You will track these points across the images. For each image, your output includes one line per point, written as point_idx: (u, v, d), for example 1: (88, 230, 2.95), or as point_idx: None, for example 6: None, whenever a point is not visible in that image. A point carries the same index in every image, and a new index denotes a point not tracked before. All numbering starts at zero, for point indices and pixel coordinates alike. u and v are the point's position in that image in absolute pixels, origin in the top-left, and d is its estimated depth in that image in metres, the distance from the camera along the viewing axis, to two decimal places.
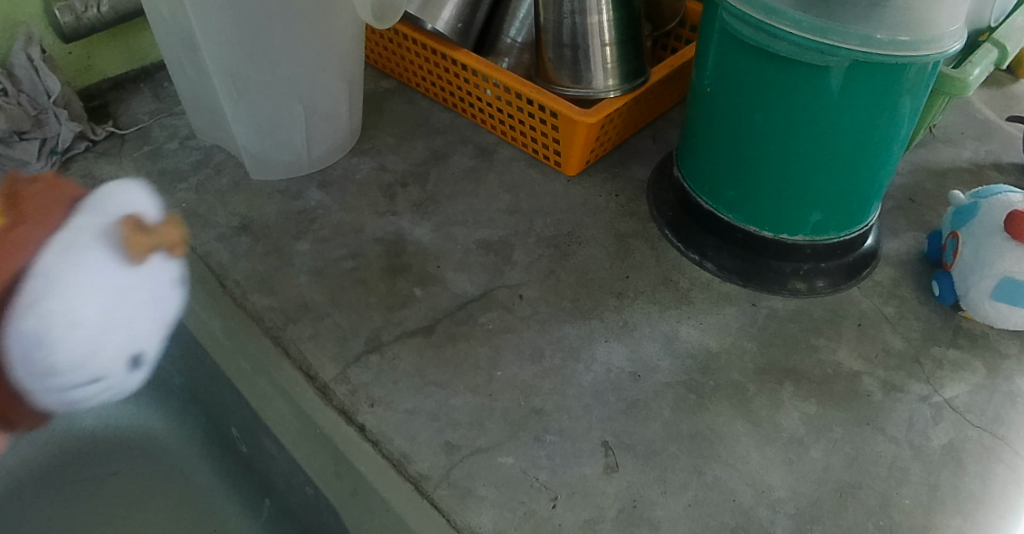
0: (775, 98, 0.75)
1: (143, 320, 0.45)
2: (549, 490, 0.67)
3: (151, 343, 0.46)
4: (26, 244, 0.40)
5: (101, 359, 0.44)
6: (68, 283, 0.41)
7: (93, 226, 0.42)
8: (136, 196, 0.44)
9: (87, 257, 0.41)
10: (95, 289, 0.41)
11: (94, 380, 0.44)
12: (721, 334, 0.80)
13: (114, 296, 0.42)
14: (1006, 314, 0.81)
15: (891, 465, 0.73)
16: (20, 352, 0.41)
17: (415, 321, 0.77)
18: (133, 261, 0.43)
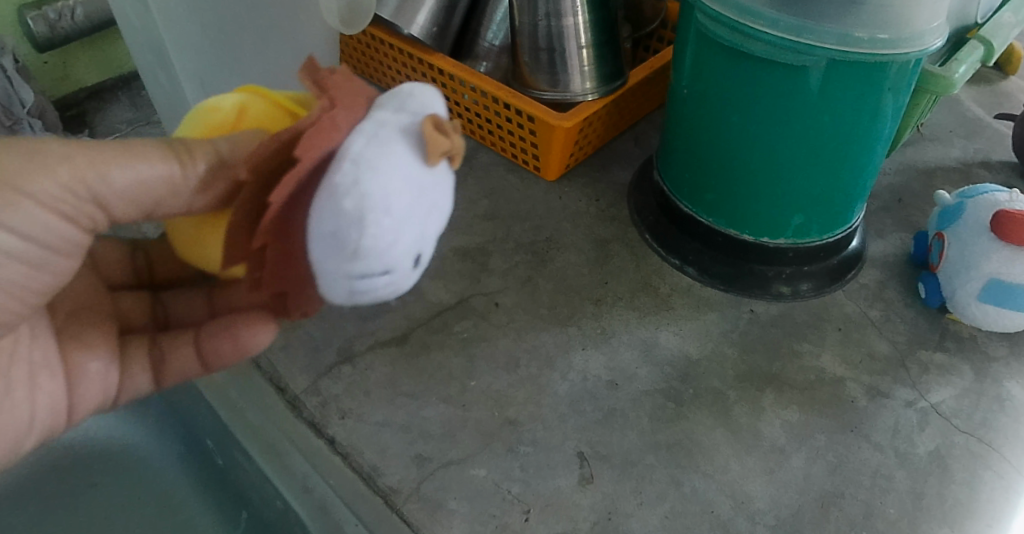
0: (753, 99, 0.73)
1: (411, 207, 0.41)
2: (522, 503, 0.66)
3: (429, 242, 0.45)
4: (339, 125, 0.41)
5: (379, 245, 0.41)
6: (375, 166, 0.40)
7: (399, 124, 0.42)
8: (432, 99, 0.44)
9: (390, 147, 0.41)
10: (395, 170, 0.40)
11: (380, 273, 0.42)
12: (701, 340, 0.79)
13: (412, 180, 0.41)
14: (993, 316, 0.80)
15: (874, 473, 0.71)
16: (322, 231, 0.41)
17: (388, 330, 0.76)
18: (431, 157, 0.42)
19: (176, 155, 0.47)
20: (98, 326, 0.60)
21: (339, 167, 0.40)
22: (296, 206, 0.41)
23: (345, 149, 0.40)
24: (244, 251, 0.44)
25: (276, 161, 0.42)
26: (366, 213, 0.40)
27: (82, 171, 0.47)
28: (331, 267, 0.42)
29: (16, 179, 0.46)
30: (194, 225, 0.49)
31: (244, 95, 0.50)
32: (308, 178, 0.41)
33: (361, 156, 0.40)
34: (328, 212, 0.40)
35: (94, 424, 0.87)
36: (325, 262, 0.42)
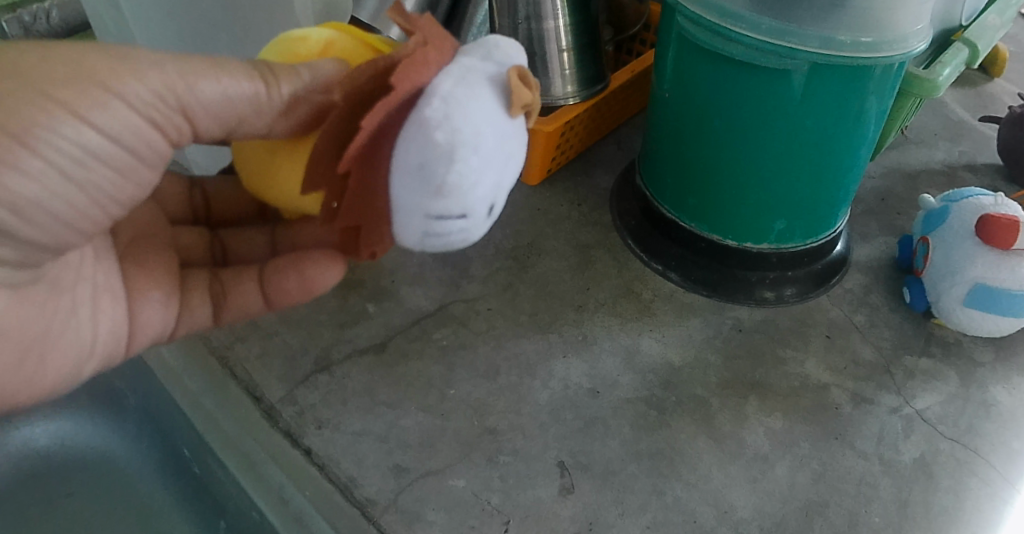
0: (735, 103, 0.72)
1: (497, 151, 0.42)
2: (501, 514, 0.65)
3: (504, 193, 0.45)
4: (430, 63, 0.41)
5: (465, 185, 0.41)
6: (464, 105, 0.40)
7: (487, 69, 0.43)
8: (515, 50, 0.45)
9: (478, 90, 0.41)
10: (484, 112, 0.41)
11: (458, 215, 0.42)
12: (684, 347, 0.78)
13: (498, 124, 0.41)
14: (977, 321, 0.79)
15: (859, 481, 0.71)
16: (408, 164, 0.41)
17: (366, 338, 0.75)
18: (515, 104, 0.42)
19: (263, 75, 0.45)
20: (156, 251, 0.60)
21: (428, 103, 0.40)
22: (384, 135, 0.41)
23: (434, 87, 0.41)
24: (326, 183, 0.44)
25: (368, 92, 0.42)
26: (455, 150, 0.40)
27: (172, 78, 0.46)
28: (412, 202, 0.42)
29: (108, 78, 0.45)
30: (268, 153, 0.47)
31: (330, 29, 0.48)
32: (399, 108, 0.41)
33: (452, 94, 0.40)
34: (415, 146, 0.40)
35: (70, 431, 0.86)
36: (407, 198, 0.42)
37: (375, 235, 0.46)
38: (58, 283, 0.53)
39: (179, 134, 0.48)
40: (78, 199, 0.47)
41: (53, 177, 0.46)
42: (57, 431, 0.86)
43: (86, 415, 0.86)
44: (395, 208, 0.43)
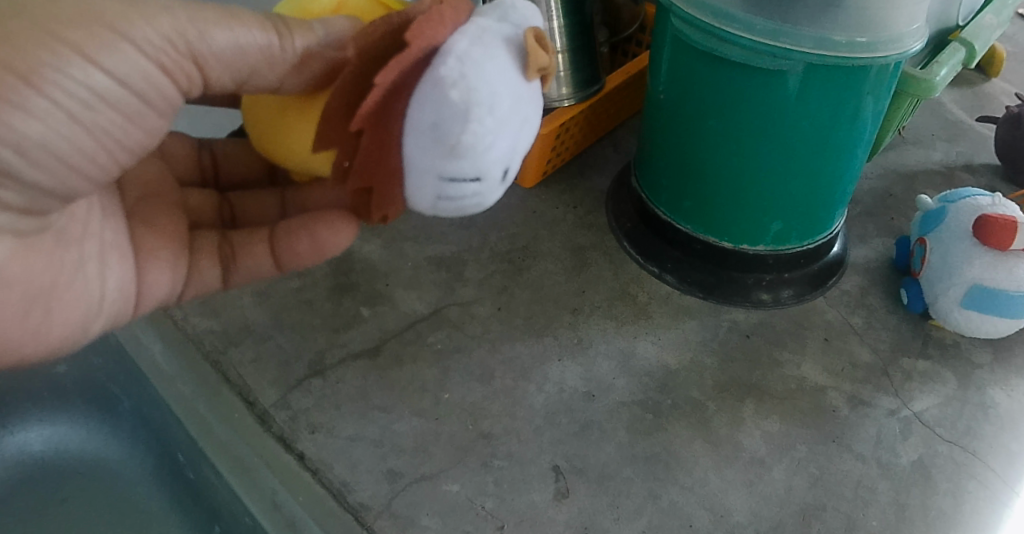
0: (730, 104, 0.72)
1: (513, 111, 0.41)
2: (495, 519, 0.64)
3: (518, 158, 0.44)
4: (446, 21, 0.40)
5: (479, 148, 0.40)
6: (479, 65, 0.39)
7: (504, 30, 0.42)
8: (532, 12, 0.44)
9: (494, 51, 0.40)
10: (501, 74, 0.40)
11: (472, 179, 0.42)
12: (680, 350, 0.77)
13: (514, 86, 0.41)
14: (976, 322, 0.79)
15: (856, 484, 0.70)
16: (421, 124, 0.40)
17: (360, 342, 0.74)
18: (532, 66, 0.41)
19: (275, 28, 0.45)
20: (166, 211, 0.57)
21: (443, 63, 0.39)
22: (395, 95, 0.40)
23: (450, 47, 0.40)
24: (339, 140, 0.42)
25: (381, 49, 0.41)
26: (469, 112, 0.39)
27: (182, 24, 0.44)
28: (425, 163, 0.41)
29: (117, 20, 0.43)
30: (278, 110, 0.46)
31: None
32: (413, 65, 0.40)
33: (467, 54, 0.39)
34: (430, 106, 0.39)
35: (67, 436, 0.86)
36: (419, 159, 0.41)
37: (385, 197, 0.45)
38: (66, 235, 0.50)
39: (192, 74, 0.45)
40: (85, 145, 0.44)
41: (59, 121, 0.43)
42: (53, 437, 0.86)
43: (83, 420, 0.86)
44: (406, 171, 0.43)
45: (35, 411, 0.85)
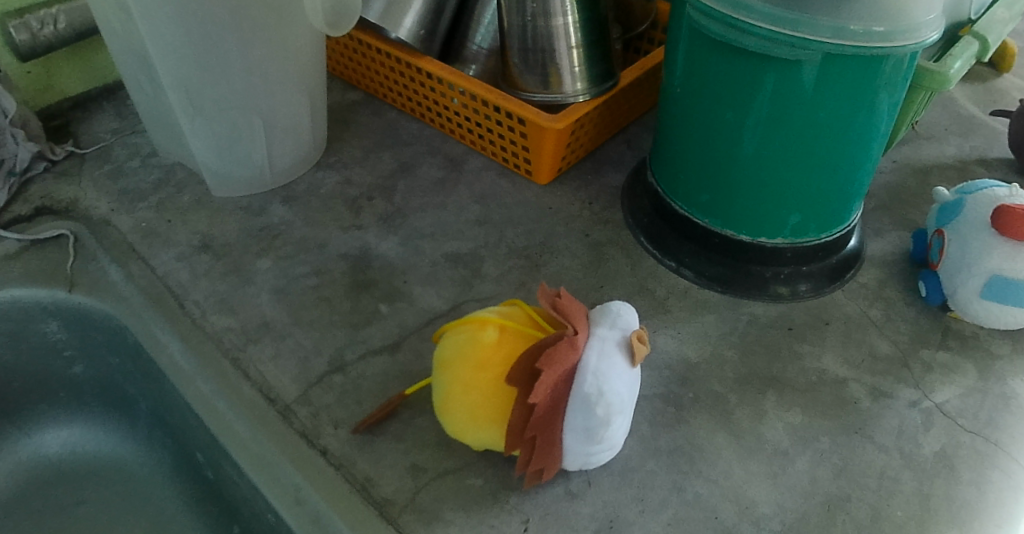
0: (748, 95, 0.72)
1: (631, 401, 0.63)
2: (520, 512, 0.64)
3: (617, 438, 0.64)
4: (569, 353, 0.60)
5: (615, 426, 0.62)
6: (607, 377, 0.61)
7: (614, 337, 0.63)
8: (629, 314, 0.66)
9: (614, 360, 0.62)
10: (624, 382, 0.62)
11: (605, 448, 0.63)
12: (699, 343, 0.77)
13: (628, 378, 0.63)
14: (996, 313, 0.79)
15: (880, 474, 0.70)
16: (576, 426, 0.61)
17: (380, 339, 0.74)
18: (634, 358, 0.64)
19: None
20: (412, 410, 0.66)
21: (583, 377, 0.60)
22: (554, 407, 0.60)
23: (583, 373, 0.60)
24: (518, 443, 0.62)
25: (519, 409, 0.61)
26: (611, 414, 0.61)
27: None
28: (577, 448, 0.62)
29: None
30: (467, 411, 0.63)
31: (495, 326, 0.63)
32: (552, 406, 0.60)
33: (601, 370, 0.60)
34: (581, 411, 0.60)
35: (82, 438, 0.88)
36: (573, 448, 0.62)
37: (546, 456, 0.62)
38: None
39: None
40: None
41: None
42: (68, 440, 0.87)
43: (98, 422, 0.87)
44: (562, 456, 0.63)
45: (49, 414, 0.87)
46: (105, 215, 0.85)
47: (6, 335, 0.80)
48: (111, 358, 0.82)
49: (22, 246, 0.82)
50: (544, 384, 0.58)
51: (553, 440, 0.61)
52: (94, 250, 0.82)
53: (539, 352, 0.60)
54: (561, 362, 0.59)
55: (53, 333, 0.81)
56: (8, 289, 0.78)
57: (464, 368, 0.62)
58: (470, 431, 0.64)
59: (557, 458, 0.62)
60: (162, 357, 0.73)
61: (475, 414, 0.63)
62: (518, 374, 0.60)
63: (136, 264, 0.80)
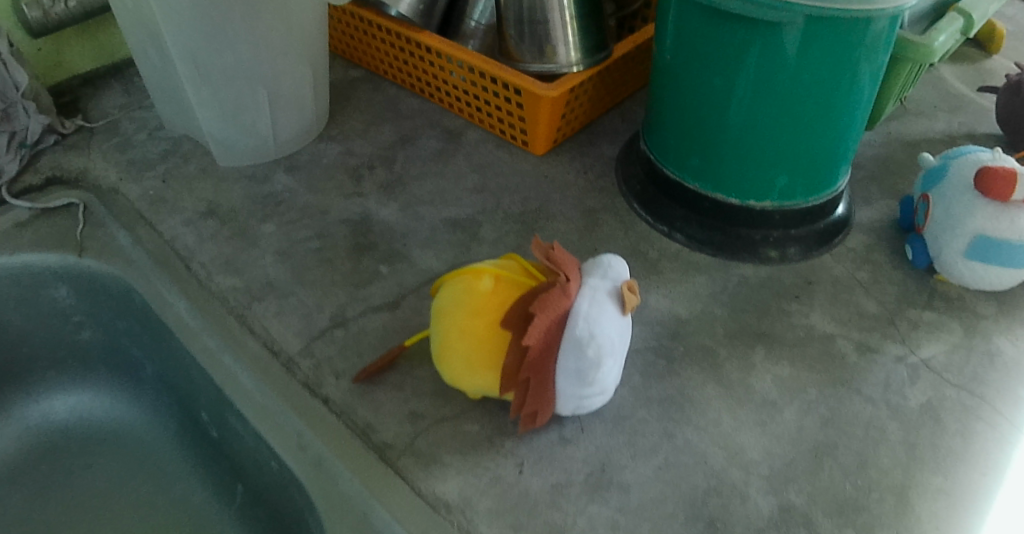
0: (734, 59, 0.74)
1: (621, 346, 0.65)
2: (515, 456, 0.66)
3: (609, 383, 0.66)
4: (562, 300, 0.62)
5: (605, 369, 0.64)
6: (598, 322, 0.63)
7: (606, 286, 0.65)
8: (621, 266, 0.68)
9: (605, 307, 0.64)
10: (614, 328, 0.64)
11: (598, 392, 0.66)
12: (691, 302, 0.79)
13: (619, 325, 0.65)
14: (980, 272, 0.81)
15: (867, 424, 0.72)
16: (568, 369, 0.63)
17: (380, 296, 0.76)
18: (625, 307, 0.66)
19: None
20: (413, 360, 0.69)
21: (575, 322, 0.62)
22: (547, 351, 0.63)
23: (575, 318, 0.62)
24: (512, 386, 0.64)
25: (513, 354, 0.63)
26: (602, 356, 0.63)
27: None
28: (570, 391, 0.65)
29: None
30: (464, 360, 0.65)
31: (491, 276, 0.65)
32: (545, 350, 0.62)
33: (592, 315, 0.62)
34: (573, 354, 0.62)
35: (89, 404, 0.89)
36: (566, 391, 0.64)
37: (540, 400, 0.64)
38: None
39: None
40: None
41: None
42: (76, 406, 0.89)
43: (105, 388, 0.89)
44: (555, 399, 0.65)
45: (58, 381, 0.88)
46: (113, 185, 0.88)
47: (18, 300, 0.82)
48: (119, 322, 0.83)
49: (34, 214, 0.85)
50: (537, 327, 0.61)
51: (546, 383, 0.64)
52: (103, 218, 0.85)
53: (532, 299, 0.63)
54: (554, 308, 0.62)
55: (63, 299, 0.83)
56: (21, 255, 0.81)
57: (460, 316, 0.65)
58: (467, 377, 0.66)
59: (551, 400, 0.64)
60: (169, 315, 0.75)
61: (471, 361, 0.65)
62: (512, 320, 0.62)
63: (143, 229, 0.83)
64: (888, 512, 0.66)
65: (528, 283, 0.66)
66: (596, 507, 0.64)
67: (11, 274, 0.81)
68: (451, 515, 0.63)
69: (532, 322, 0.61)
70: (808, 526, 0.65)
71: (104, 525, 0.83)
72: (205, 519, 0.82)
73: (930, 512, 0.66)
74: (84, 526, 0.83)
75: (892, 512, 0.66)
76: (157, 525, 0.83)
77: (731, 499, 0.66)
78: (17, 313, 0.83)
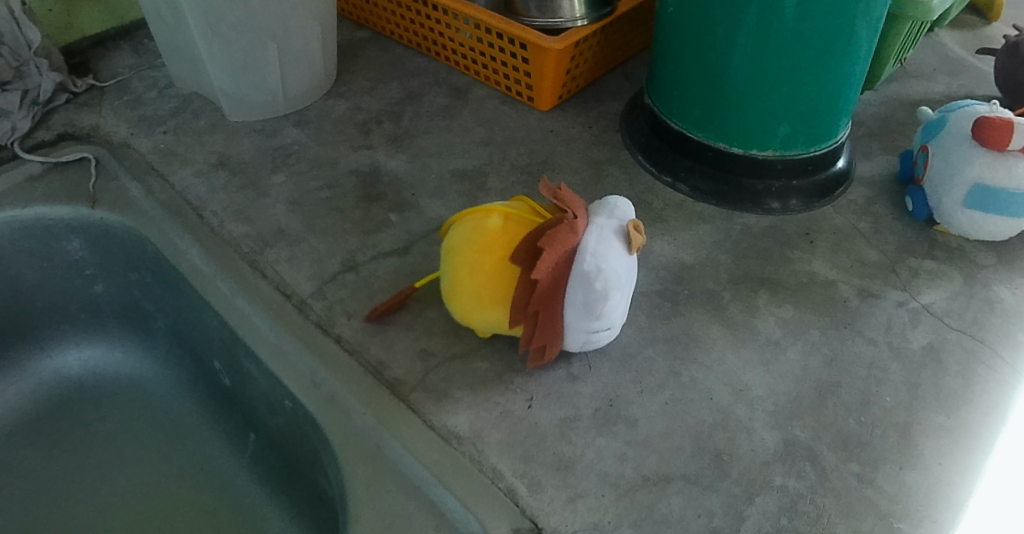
0: (736, 10, 0.75)
1: (628, 281, 0.66)
2: (525, 392, 0.68)
3: (617, 318, 0.67)
4: (569, 237, 0.62)
5: (613, 304, 0.65)
6: (606, 257, 0.63)
7: (612, 225, 0.65)
8: (626, 207, 0.68)
9: (612, 244, 0.64)
10: (622, 264, 0.64)
11: (605, 327, 0.67)
12: (695, 249, 0.81)
13: (625, 262, 0.65)
14: (979, 222, 0.82)
15: (869, 364, 0.73)
16: (576, 303, 0.64)
17: (390, 242, 0.78)
18: (632, 246, 0.66)
19: None
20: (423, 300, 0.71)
21: (582, 257, 0.63)
22: (555, 285, 0.63)
23: (582, 254, 0.63)
24: (522, 320, 0.65)
25: (522, 289, 0.64)
26: (610, 289, 0.63)
27: None
28: (578, 325, 0.66)
29: None
30: (474, 295, 0.66)
31: (500, 215, 0.66)
32: (553, 284, 0.63)
33: (599, 251, 0.63)
34: (581, 288, 0.63)
35: (103, 359, 0.90)
36: (574, 325, 0.65)
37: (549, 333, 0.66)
38: None
39: None
40: None
41: None
42: (89, 360, 0.89)
43: (119, 342, 0.89)
44: (564, 333, 0.66)
45: (70, 334, 0.88)
46: (125, 140, 0.89)
47: (30, 252, 0.82)
48: (131, 273, 0.83)
49: (45, 168, 0.85)
50: (545, 261, 0.61)
51: (555, 316, 0.65)
52: (114, 170, 0.85)
53: (540, 235, 0.63)
54: (561, 244, 0.62)
55: (75, 252, 0.82)
56: (33, 207, 0.81)
57: (470, 253, 0.66)
58: (477, 313, 0.67)
59: (560, 333, 0.66)
60: (182, 261, 0.76)
61: (481, 296, 0.66)
62: (520, 254, 0.63)
63: (155, 181, 0.84)
64: (891, 447, 0.67)
65: (536, 220, 0.67)
66: (605, 440, 0.65)
67: (23, 227, 0.80)
68: (462, 446, 0.64)
69: (540, 256, 0.61)
70: (813, 460, 0.66)
71: (118, 474, 0.83)
72: (219, 468, 0.83)
73: (932, 448, 0.68)
74: (97, 475, 0.83)
75: (895, 447, 0.67)
76: (169, 475, 0.83)
77: (736, 432, 0.67)
78: (31, 267, 0.82)
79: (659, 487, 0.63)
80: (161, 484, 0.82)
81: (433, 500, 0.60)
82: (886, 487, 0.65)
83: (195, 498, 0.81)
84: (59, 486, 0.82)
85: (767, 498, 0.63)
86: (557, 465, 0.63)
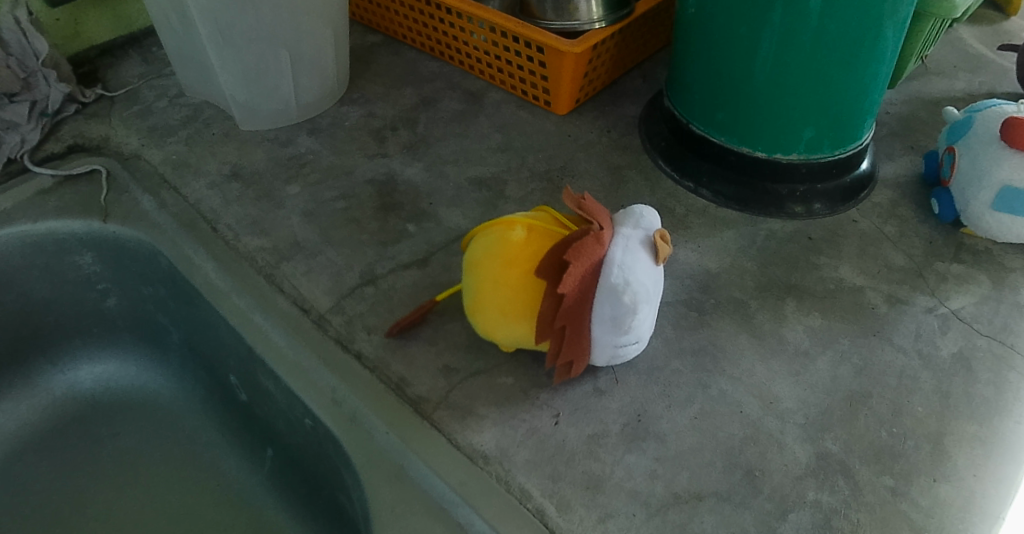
0: (759, 13, 0.73)
1: (656, 293, 0.64)
2: (550, 408, 0.66)
3: (645, 330, 0.65)
4: (596, 250, 0.60)
5: (641, 317, 0.63)
6: (633, 270, 0.61)
7: (639, 235, 0.63)
8: (653, 215, 0.65)
9: (639, 256, 0.61)
10: (649, 276, 0.62)
11: (633, 341, 0.65)
12: (720, 256, 0.80)
13: (652, 273, 0.63)
14: (1007, 224, 0.79)
15: (900, 373, 0.71)
16: (603, 317, 0.62)
17: (409, 254, 0.77)
18: (658, 256, 0.63)
19: None
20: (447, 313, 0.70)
21: (609, 271, 0.60)
22: (582, 298, 0.61)
23: (609, 265, 0.60)
24: (548, 335, 0.64)
25: (549, 305, 0.62)
26: (638, 302, 0.61)
27: None
28: (606, 339, 0.64)
29: None
30: (499, 314, 0.65)
31: (524, 227, 0.64)
32: (579, 299, 0.61)
33: (626, 263, 0.60)
34: (608, 302, 0.61)
35: (117, 373, 0.88)
36: (601, 338, 0.64)
37: (576, 350, 0.64)
38: None
39: None
40: None
41: None
42: (102, 375, 0.88)
43: (133, 356, 0.88)
44: (591, 347, 0.64)
45: (83, 349, 0.87)
46: (135, 151, 0.87)
47: (42, 268, 0.80)
48: (145, 287, 0.81)
49: (56, 181, 0.83)
50: (572, 275, 0.59)
51: (582, 331, 0.63)
52: (125, 183, 0.83)
53: (566, 247, 0.60)
54: (588, 257, 0.59)
55: (87, 266, 0.81)
56: (44, 222, 0.79)
57: (493, 266, 0.64)
58: (501, 329, 0.66)
59: (589, 347, 0.64)
60: (197, 276, 0.74)
61: (507, 312, 0.64)
62: (545, 270, 0.60)
63: (168, 192, 0.82)
64: (924, 460, 0.65)
65: (561, 232, 0.64)
66: (634, 457, 0.64)
67: (35, 243, 0.79)
68: (489, 466, 0.62)
69: (566, 271, 0.59)
70: (845, 473, 0.64)
71: (135, 492, 0.82)
72: (237, 482, 0.82)
73: (966, 458, 0.65)
74: (114, 494, 0.82)
75: (929, 459, 0.65)
76: (186, 491, 0.82)
77: (766, 447, 0.65)
78: (41, 281, 0.81)
79: (691, 505, 0.61)
80: (179, 503, 0.81)
81: (460, 523, 0.59)
82: (920, 501, 0.63)
83: (213, 515, 0.80)
84: (75, 503, 0.81)
85: (801, 514, 0.61)
86: (587, 484, 0.62)
